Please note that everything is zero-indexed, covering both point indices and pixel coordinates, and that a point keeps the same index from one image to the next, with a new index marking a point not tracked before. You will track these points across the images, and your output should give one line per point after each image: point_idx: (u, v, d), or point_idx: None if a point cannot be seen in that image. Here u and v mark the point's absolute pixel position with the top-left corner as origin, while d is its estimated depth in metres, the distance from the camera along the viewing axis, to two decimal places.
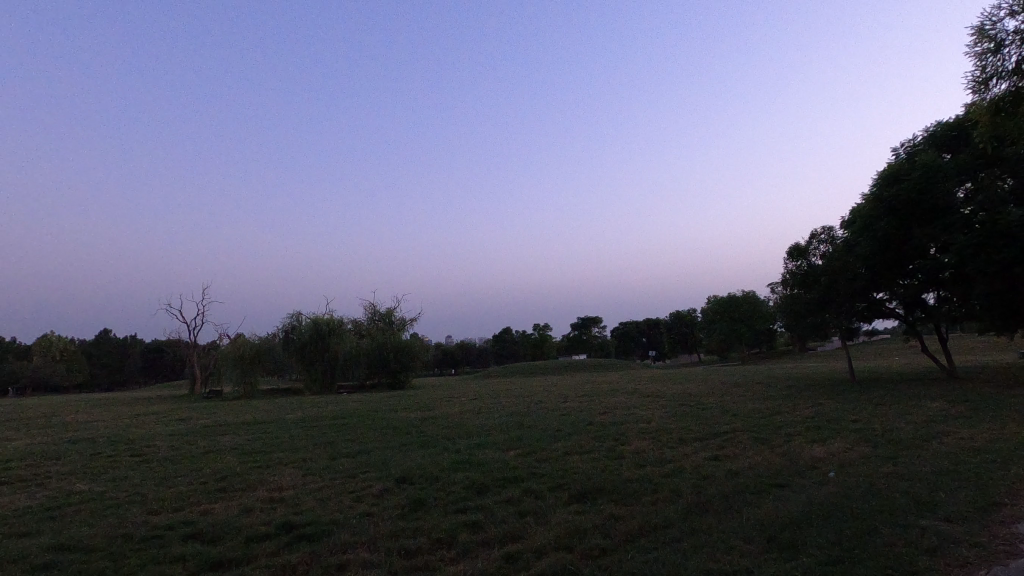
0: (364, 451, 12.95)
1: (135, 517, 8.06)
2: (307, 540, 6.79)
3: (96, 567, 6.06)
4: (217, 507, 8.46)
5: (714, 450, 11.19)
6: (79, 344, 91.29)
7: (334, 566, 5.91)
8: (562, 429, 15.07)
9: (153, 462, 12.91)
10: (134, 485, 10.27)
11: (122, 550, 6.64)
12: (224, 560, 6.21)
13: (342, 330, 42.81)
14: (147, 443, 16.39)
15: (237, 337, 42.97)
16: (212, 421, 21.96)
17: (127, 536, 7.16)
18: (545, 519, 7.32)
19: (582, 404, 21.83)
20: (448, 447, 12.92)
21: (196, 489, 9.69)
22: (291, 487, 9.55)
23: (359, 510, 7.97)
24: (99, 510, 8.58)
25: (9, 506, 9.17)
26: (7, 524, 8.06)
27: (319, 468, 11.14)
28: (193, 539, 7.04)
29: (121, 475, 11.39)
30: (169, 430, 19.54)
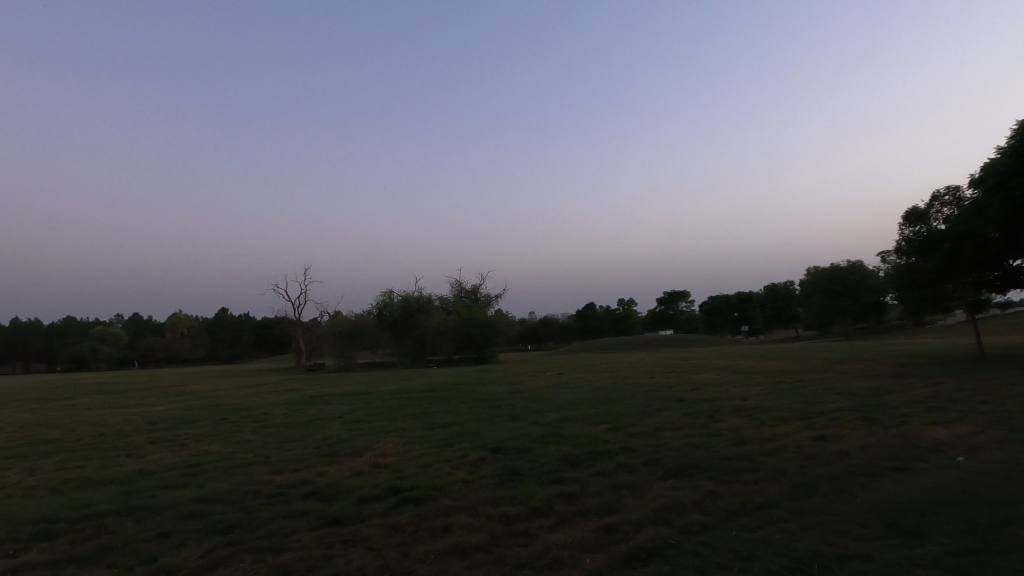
0: (457, 422, 13.49)
1: (261, 475, 8.96)
2: (412, 503, 7.21)
3: (234, 518, 6.81)
4: (330, 469, 9.20)
5: (820, 430, 10.56)
6: (202, 322, 101.99)
7: (440, 528, 6.25)
8: (651, 405, 14.83)
9: (269, 427, 14.23)
10: (256, 448, 11.38)
11: (254, 504, 7.43)
12: (341, 517, 6.77)
13: (430, 307, 44.49)
14: (264, 410, 18.09)
15: (336, 314, 46.04)
16: (317, 392, 23.79)
17: (255, 492, 7.97)
18: (641, 493, 7.28)
19: (670, 380, 21.34)
20: (537, 420, 13.15)
21: (309, 453, 10.57)
22: (392, 454, 10.15)
23: (457, 477, 8.34)
24: (229, 468, 9.59)
25: (158, 462, 10.49)
26: (159, 476, 9.25)
27: (416, 437, 11.76)
28: (312, 497, 7.72)
29: (245, 438, 12.65)
30: (282, 399, 21.40)
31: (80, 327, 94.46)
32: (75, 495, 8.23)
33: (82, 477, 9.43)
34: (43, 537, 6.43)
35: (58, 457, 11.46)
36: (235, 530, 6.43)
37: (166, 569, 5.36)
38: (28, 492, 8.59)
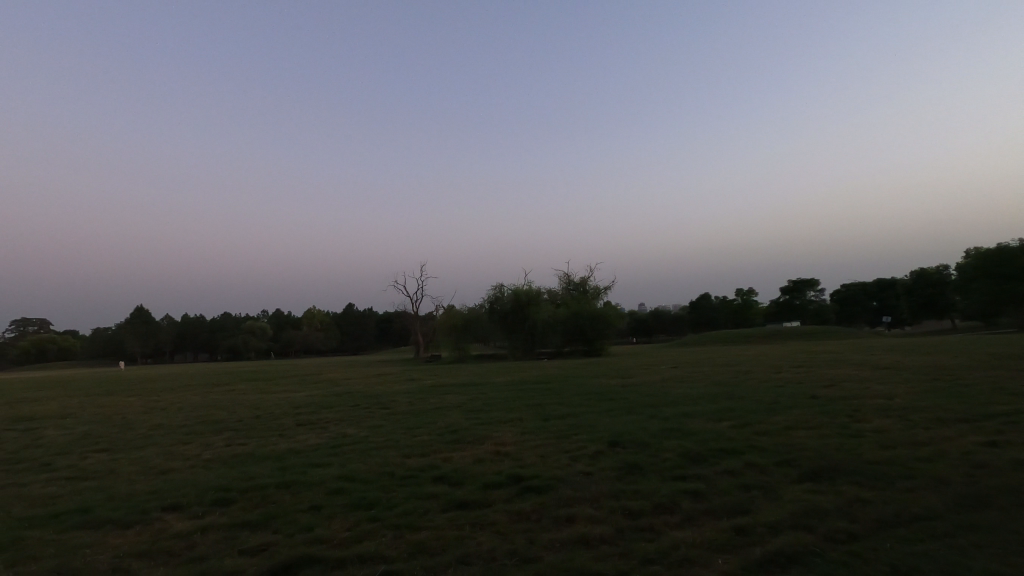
0: (573, 414, 13.53)
1: (393, 458, 9.66)
2: (534, 491, 7.37)
3: (373, 496, 7.41)
4: (454, 455, 9.68)
5: (990, 435, 9.21)
6: (333, 317, 111.73)
7: (563, 517, 6.34)
8: (779, 402, 13.85)
9: (397, 414, 15.27)
10: (387, 433, 12.27)
11: (390, 484, 8.05)
12: (468, 501, 7.11)
13: (539, 300, 45.03)
14: (391, 397, 19.45)
15: (450, 308, 48.16)
16: (436, 382, 25.10)
17: (390, 473, 8.61)
18: (775, 495, 6.84)
19: (799, 375, 19.76)
20: (655, 414, 12.82)
21: (434, 439, 11.20)
22: (511, 443, 10.43)
23: (577, 468, 8.39)
24: (365, 450, 10.45)
25: (305, 442, 11.70)
26: (307, 455, 10.31)
27: (533, 427, 11.98)
28: (440, 480, 8.20)
29: (376, 423, 13.69)
30: (405, 388, 22.87)
31: (235, 321, 107.92)
32: (242, 468, 9.43)
33: (246, 452, 10.79)
34: (221, 502, 7.46)
35: (226, 434, 13.20)
36: (376, 507, 7.00)
37: (320, 538, 5.97)
38: (206, 463, 10.00)
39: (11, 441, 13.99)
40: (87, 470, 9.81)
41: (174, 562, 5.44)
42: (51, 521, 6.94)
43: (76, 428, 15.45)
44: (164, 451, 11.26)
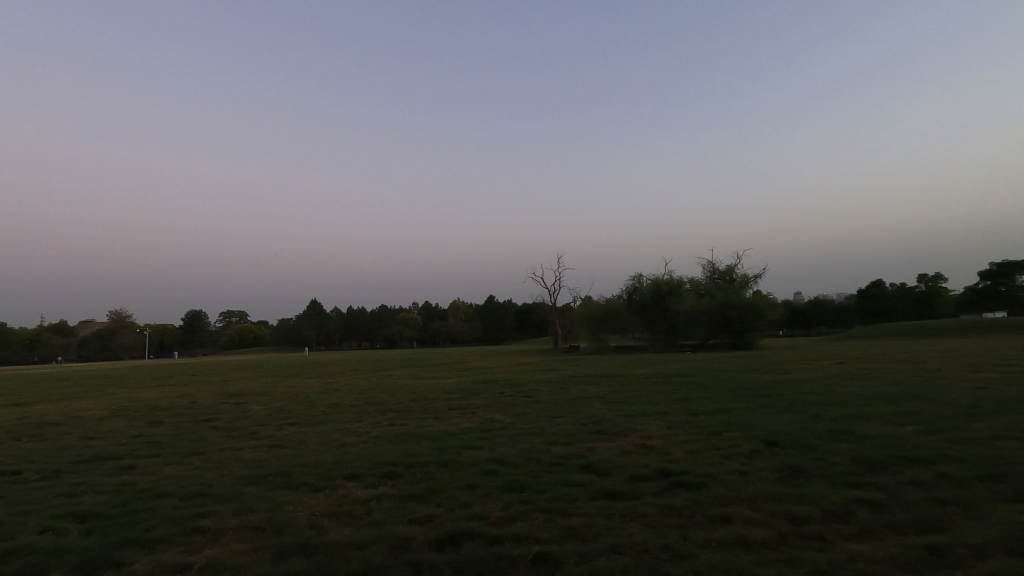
0: (723, 409, 12.80)
1: (539, 445, 9.97)
2: (685, 487, 7.16)
3: (523, 480, 7.74)
4: (599, 446, 9.71)
5: None
6: (476, 309, 117.58)
7: (719, 517, 6.07)
8: (980, 405, 11.78)
9: (540, 402, 15.68)
10: (532, 420, 12.67)
11: (538, 469, 8.33)
12: (617, 491, 7.10)
13: (681, 290, 43.17)
14: (533, 387, 20.03)
15: (588, 300, 48.10)
16: (575, 373, 25.30)
17: (538, 459, 8.91)
18: (979, 514, 5.88)
19: (1008, 375, 16.58)
20: (819, 414, 11.66)
21: (578, 428, 11.35)
22: (657, 437, 10.18)
23: (731, 467, 7.95)
24: (512, 436, 10.91)
25: (457, 425, 12.53)
26: (460, 438, 11.04)
27: (680, 421, 11.58)
28: (587, 469, 8.29)
29: (522, 411, 14.20)
30: (545, 377, 23.44)
31: (391, 313, 118.56)
32: (405, 446, 10.39)
33: (407, 432, 11.85)
34: (390, 475, 8.31)
35: (389, 414, 14.60)
36: (526, 490, 7.30)
37: (478, 515, 6.38)
38: (374, 440, 11.18)
39: (228, 412, 16.91)
40: (284, 440, 11.52)
41: (357, 525, 6.20)
42: (260, 481, 8.27)
43: (272, 404, 18.19)
44: (341, 427, 12.79)
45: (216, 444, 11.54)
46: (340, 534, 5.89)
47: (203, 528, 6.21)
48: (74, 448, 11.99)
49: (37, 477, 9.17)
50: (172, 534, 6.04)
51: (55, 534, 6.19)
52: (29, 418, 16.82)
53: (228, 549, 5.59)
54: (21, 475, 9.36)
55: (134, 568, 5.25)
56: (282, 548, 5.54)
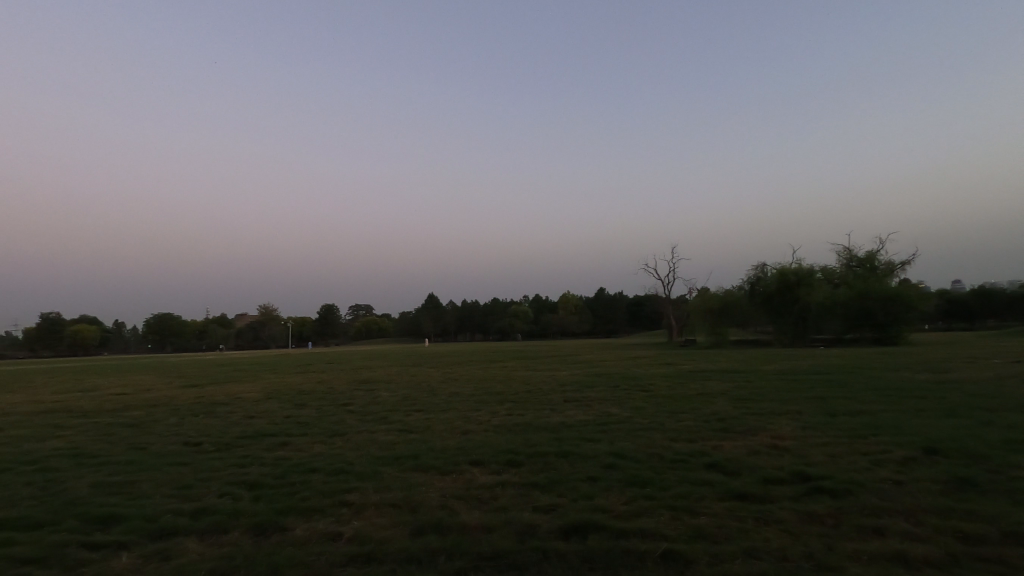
0: (869, 411, 11.59)
1: (661, 440, 9.72)
2: (827, 493, 6.60)
3: (646, 475, 7.60)
4: (726, 444, 9.25)
5: None
6: (586, 301, 116.87)
7: (870, 528, 5.52)
8: None
9: (658, 397, 15.26)
10: (652, 415, 12.36)
11: (661, 465, 8.13)
12: (748, 493, 6.72)
13: (812, 280, 39.63)
14: (649, 380, 19.53)
15: (705, 291, 45.79)
16: (694, 367, 24.30)
17: (659, 455, 8.71)
18: None
19: None
20: (992, 420, 10.14)
21: (701, 425, 10.89)
22: (791, 438, 9.47)
23: (882, 474, 7.19)
24: (631, 430, 10.74)
25: (575, 418, 12.58)
26: (578, 430, 11.08)
27: (817, 422, 10.66)
28: (713, 468, 7.94)
29: (640, 405, 13.92)
30: (661, 371, 22.79)
31: (503, 306, 121.59)
32: (525, 435, 10.64)
33: (526, 422, 12.13)
34: (512, 463, 8.57)
35: (507, 404, 15.03)
36: (648, 486, 7.16)
37: (601, 507, 6.37)
38: (495, 428, 11.59)
39: (361, 398, 18.43)
40: (412, 425, 12.33)
41: (485, 508, 6.48)
42: (394, 462, 8.94)
43: (399, 391, 19.54)
44: (463, 415, 13.41)
45: (353, 426, 12.64)
46: (469, 516, 6.20)
47: (349, 502, 6.84)
48: (240, 425, 13.77)
49: (214, 449, 10.67)
50: (324, 505, 6.73)
51: (232, 498, 7.17)
52: (204, 398, 19.58)
53: (371, 523, 6.12)
54: (202, 447, 10.93)
55: (295, 532, 5.93)
56: (418, 525, 5.94)
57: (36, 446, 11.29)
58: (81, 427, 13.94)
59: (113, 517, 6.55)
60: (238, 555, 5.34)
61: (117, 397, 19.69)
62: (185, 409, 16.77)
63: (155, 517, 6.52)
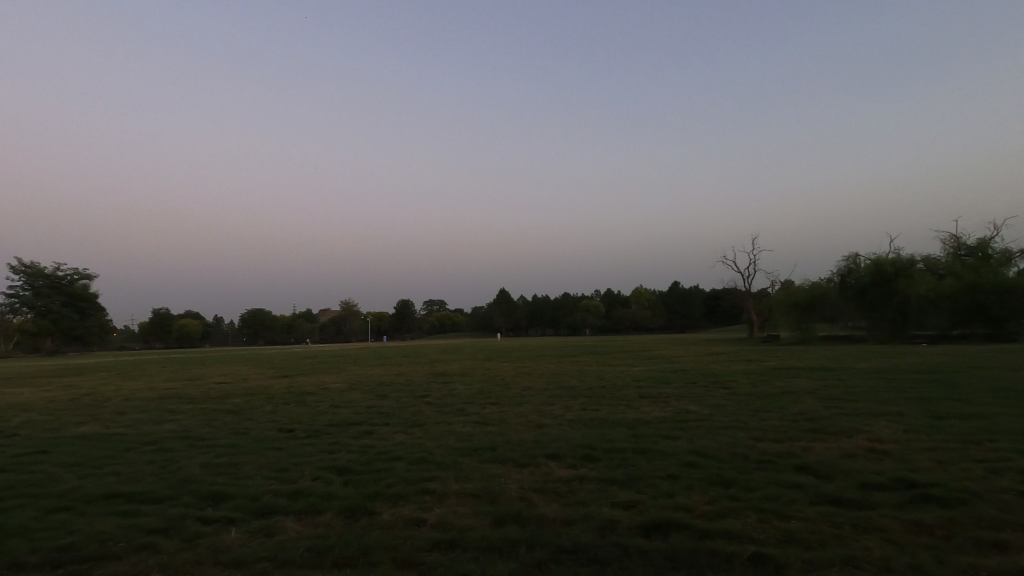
0: (983, 414, 10.51)
1: (745, 440, 9.32)
2: (936, 502, 6.07)
3: (730, 475, 7.32)
4: (817, 446, 8.72)
5: None
6: (660, 295, 113.76)
7: (989, 543, 5.03)
8: None
9: (740, 395, 14.61)
10: (733, 413, 11.87)
11: (746, 466, 7.79)
12: (845, 499, 6.30)
13: (912, 270, 36.52)
14: (729, 377, 18.75)
15: (789, 283, 43.29)
16: (778, 364, 23.08)
17: (744, 455, 8.35)
18: None
19: None
20: None
21: (788, 425, 10.33)
22: (892, 442, 8.77)
23: (1002, 484, 6.51)
24: (712, 428, 10.37)
25: (650, 414, 12.30)
26: (655, 426, 10.84)
27: (922, 425, 9.80)
28: (804, 471, 7.51)
29: (720, 403, 13.40)
30: (742, 368, 21.83)
31: (574, 300, 120.74)
32: (601, 430, 10.54)
33: (600, 417, 12.01)
34: (589, 458, 8.52)
35: (581, 399, 14.96)
36: (733, 487, 6.88)
37: (684, 506, 6.21)
38: (569, 423, 11.57)
39: (438, 390, 18.97)
40: (487, 418, 12.55)
41: (563, 502, 6.49)
42: (472, 453, 9.14)
43: (474, 385, 19.94)
44: (537, 409, 13.48)
45: (431, 418, 13.04)
46: (548, 509, 6.24)
47: (431, 490, 7.08)
48: (326, 414, 14.59)
49: (305, 435, 11.37)
50: (407, 492, 7.00)
51: (323, 482, 7.62)
52: (294, 388, 20.87)
53: (453, 511, 6.30)
54: (294, 433, 11.68)
55: (382, 517, 6.21)
56: (498, 516, 6.05)
57: (153, 429, 12.51)
58: (189, 412, 15.29)
59: (221, 495, 7.15)
60: (331, 535, 5.67)
61: (219, 386, 21.40)
62: (278, 398, 17.97)
63: (257, 497, 7.05)
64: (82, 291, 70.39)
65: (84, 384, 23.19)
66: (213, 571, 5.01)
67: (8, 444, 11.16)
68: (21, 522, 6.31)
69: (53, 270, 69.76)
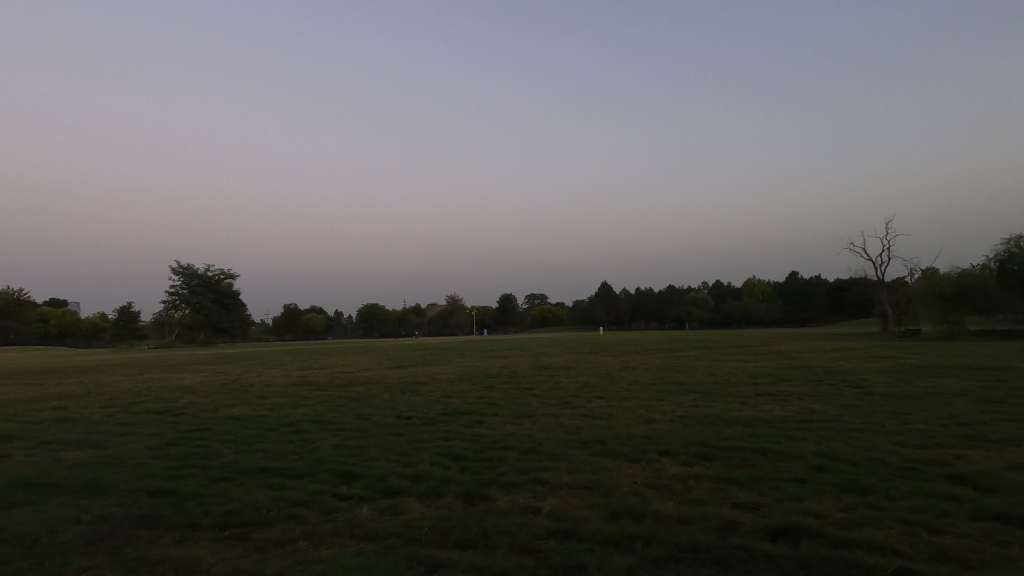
0: None
1: (883, 444, 8.47)
2: None
3: (867, 481, 6.70)
4: (975, 454, 7.70)
5: None
6: (776, 287, 106.25)
7: None
8: None
9: (875, 395, 13.29)
10: (867, 415, 10.82)
11: (885, 472, 7.09)
12: (1014, 516, 5.51)
13: None
14: (860, 375, 17.09)
15: (932, 271, 38.50)
16: (919, 361, 20.64)
17: (884, 460, 7.59)
18: None
19: None
20: None
21: (937, 430, 9.22)
22: None
23: None
24: (843, 430, 9.53)
25: (770, 413, 11.56)
26: (776, 426, 10.18)
27: None
28: (959, 481, 6.69)
29: (851, 403, 12.29)
30: (876, 366, 19.79)
31: (680, 293, 116.29)
32: (716, 428, 10.10)
33: (714, 414, 11.50)
34: (704, 456, 8.20)
35: (692, 395, 14.41)
36: (872, 495, 6.29)
37: (814, 511, 5.79)
38: (680, 419, 11.22)
39: (543, 383, 19.20)
40: (595, 412, 12.50)
41: (679, 500, 6.31)
42: (582, 446, 9.16)
43: (578, 378, 19.94)
44: (645, 404, 13.19)
45: (538, 410, 13.25)
46: (663, 505, 6.11)
47: (543, 480, 7.21)
48: (439, 403, 15.32)
49: (421, 423, 12.04)
50: (521, 481, 7.19)
51: (441, 467, 8.04)
52: (408, 378, 22.12)
53: (566, 501, 6.38)
54: (411, 420, 12.42)
55: (498, 503, 6.44)
56: (612, 509, 6.02)
57: (290, 412, 13.91)
58: (319, 398, 16.81)
59: (353, 474, 7.79)
60: (452, 518, 5.98)
61: (343, 375, 23.28)
62: (394, 387, 19.19)
63: (383, 477, 7.61)
64: (227, 288, 80.03)
65: (233, 370, 26.33)
66: (349, 542, 5.50)
67: (178, 421, 12.96)
68: (193, 488, 7.33)
69: (205, 271, 79.59)
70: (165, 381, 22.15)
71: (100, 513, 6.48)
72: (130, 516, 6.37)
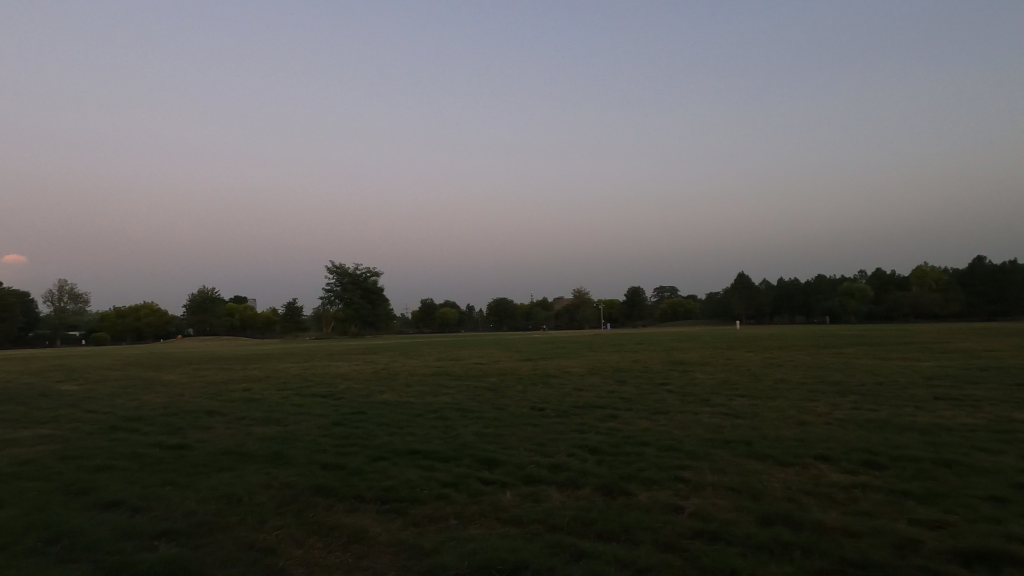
0: None
1: None
2: None
3: None
4: None
5: None
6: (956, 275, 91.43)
7: None
8: None
9: None
10: None
11: None
12: None
13: None
14: None
15: None
16: None
17: None
18: None
19: None
20: None
21: None
22: None
23: None
24: None
25: (954, 420, 10.01)
26: (964, 435, 8.79)
27: None
28: None
29: None
30: None
31: (831, 283, 104.93)
32: (884, 434, 8.99)
33: (881, 419, 10.24)
34: (870, 465, 7.36)
35: (851, 396, 12.98)
36: None
37: (1020, 537, 4.94)
38: (838, 422, 10.16)
39: (677, 378, 18.51)
40: (737, 410, 11.79)
41: (843, 510, 5.74)
42: (726, 445, 8.70)
43: (717, 374, 18.90)
44: (795, 404, 12.16)
45: (675, 406, 12.80)
46: (824, 515, 5.60)
47: (685, 478, 6.98)
48: (571, 396, 15.46)
49: (555, 415, 12.25)
50: (662, 478, 7.02)
51: (579, 459, 8.12)
52: (539, 370, 22.63)
53: (711, 502, 6.12)
54: (545, 411, 12.69)
55: (639, 498, 6.36)
56: (764, 515, 5.65)
57: (433, 400, 14.93)
58: (457, 387, 17.82)
59: (494, 461, 8.16)
60: (593, 509, 6.03)
61: (478, 366, 24.45)
62: (526, 379, 19.73)
63: (523, 465, 7.87)
64: (374, 286, 87.68)
65: (382, 360, 28.80)
66: (496, 524, 5.80)
67: (340, 404, 14.54)
68: (357, 465, 8.19)
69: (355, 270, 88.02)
70: (327, 369, 24.92)
71: (286, 481, 7.52)
72: (309, 485, 7.30)
